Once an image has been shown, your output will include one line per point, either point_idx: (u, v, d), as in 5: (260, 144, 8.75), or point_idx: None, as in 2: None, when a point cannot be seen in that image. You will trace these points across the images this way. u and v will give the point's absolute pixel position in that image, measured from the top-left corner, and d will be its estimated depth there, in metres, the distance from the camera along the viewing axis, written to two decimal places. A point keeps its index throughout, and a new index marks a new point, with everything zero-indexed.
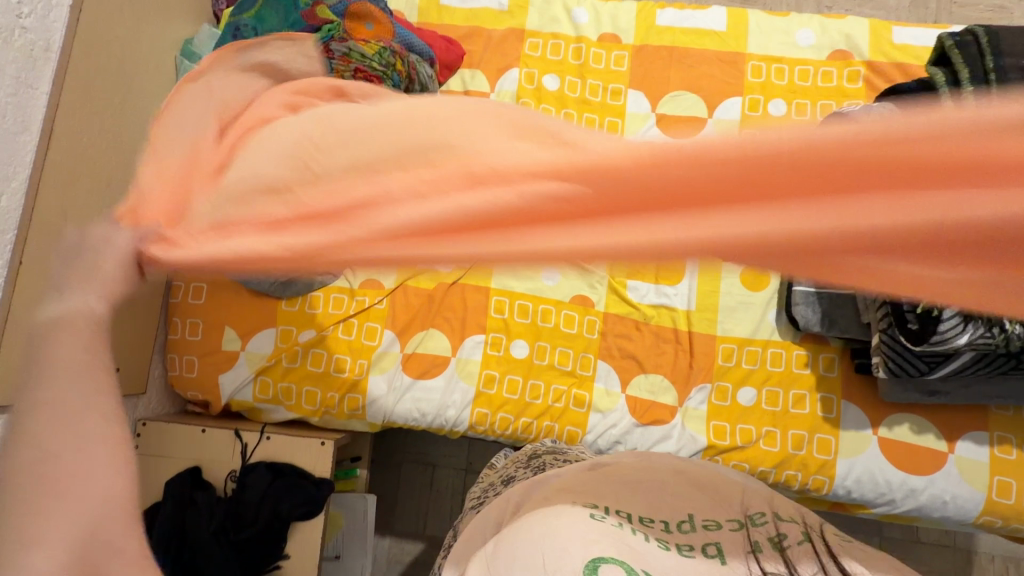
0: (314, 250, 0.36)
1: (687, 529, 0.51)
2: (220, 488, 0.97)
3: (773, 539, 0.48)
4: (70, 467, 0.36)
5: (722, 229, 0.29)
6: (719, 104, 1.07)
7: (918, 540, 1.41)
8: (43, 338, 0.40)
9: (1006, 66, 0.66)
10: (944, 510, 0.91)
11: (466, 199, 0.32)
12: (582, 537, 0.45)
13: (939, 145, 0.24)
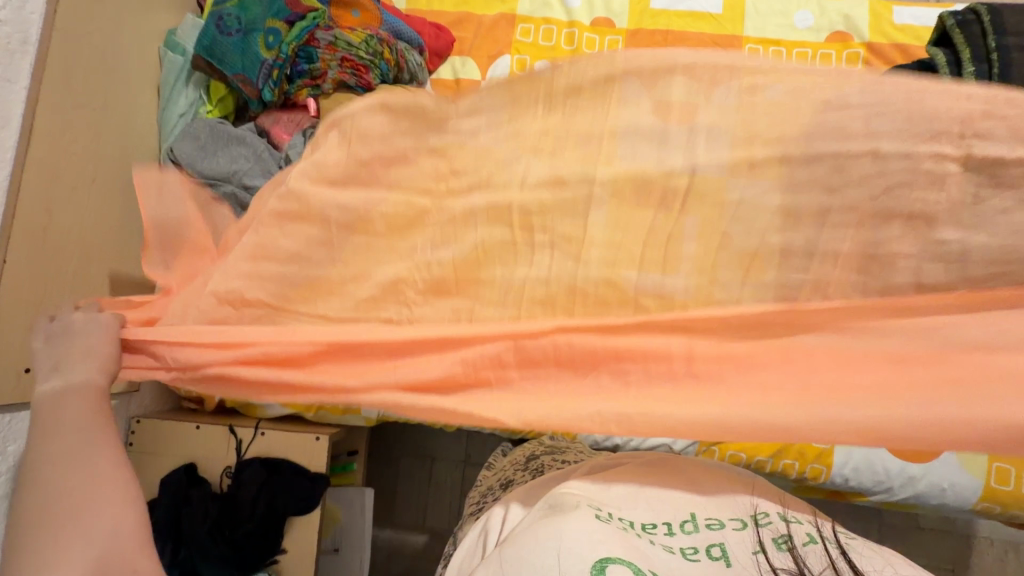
0: (340, 387, 0.54)
1: (690, 528, 0.57)
2: (216, 485, 0.97)
3: (774, 543, 0.54)
4: (88, 505, 0.50)
5: (583, 377, 0.51)
6: None
7: (917, 526, 1.41)
8: (52, 407, 0.54)
9: (1009, 46, 0.64)
10: (943, 498, 0.90)
11: (434, 363, 0.53)
12: (594, 538, 0.49)
13: (695, 332, 0.50)
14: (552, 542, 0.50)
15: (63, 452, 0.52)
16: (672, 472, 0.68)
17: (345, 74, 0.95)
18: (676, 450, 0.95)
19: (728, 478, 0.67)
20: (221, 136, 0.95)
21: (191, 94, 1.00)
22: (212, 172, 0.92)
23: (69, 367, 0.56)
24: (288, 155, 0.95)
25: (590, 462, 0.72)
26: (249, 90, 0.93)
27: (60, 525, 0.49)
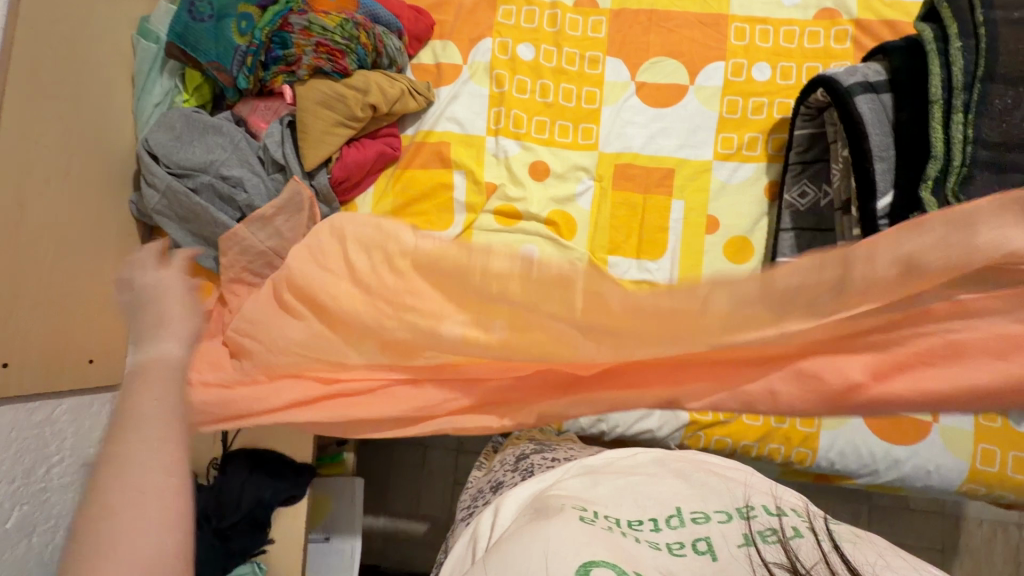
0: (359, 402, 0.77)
1: (677, 523, 0.57)
2: (202, 477, 0.97)
3: (760, 534, 0.54)
4: (143, 501, 0.43)
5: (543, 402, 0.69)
6: (701, 71, 1.04)
7: (908, 507, 1.41)
8: (135, 376, 0.51)
9: (995, 73, 0.71)
10: (928, 480, 0.90)
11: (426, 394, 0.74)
12: (578, 540, 0.50)
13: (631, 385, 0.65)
14: (538, 548, 0.50)
15: (134, 433, 0.46)
16: (657, 468, 0.69)
17: (320, 60, 0.92)
18: (660, 435, 0.96)
19: (713, 471, 0.68)
20: (197, 125, 0.94)
21: (166, 84, 0.99)
22: (189, 163, 0.92)
23: (160, 337, 0.56)
24: (266, 145, 0.95)
25: (576, 462, 0.73)
26: (224, 78, 0.92)
27: (92, 527, 0.41)
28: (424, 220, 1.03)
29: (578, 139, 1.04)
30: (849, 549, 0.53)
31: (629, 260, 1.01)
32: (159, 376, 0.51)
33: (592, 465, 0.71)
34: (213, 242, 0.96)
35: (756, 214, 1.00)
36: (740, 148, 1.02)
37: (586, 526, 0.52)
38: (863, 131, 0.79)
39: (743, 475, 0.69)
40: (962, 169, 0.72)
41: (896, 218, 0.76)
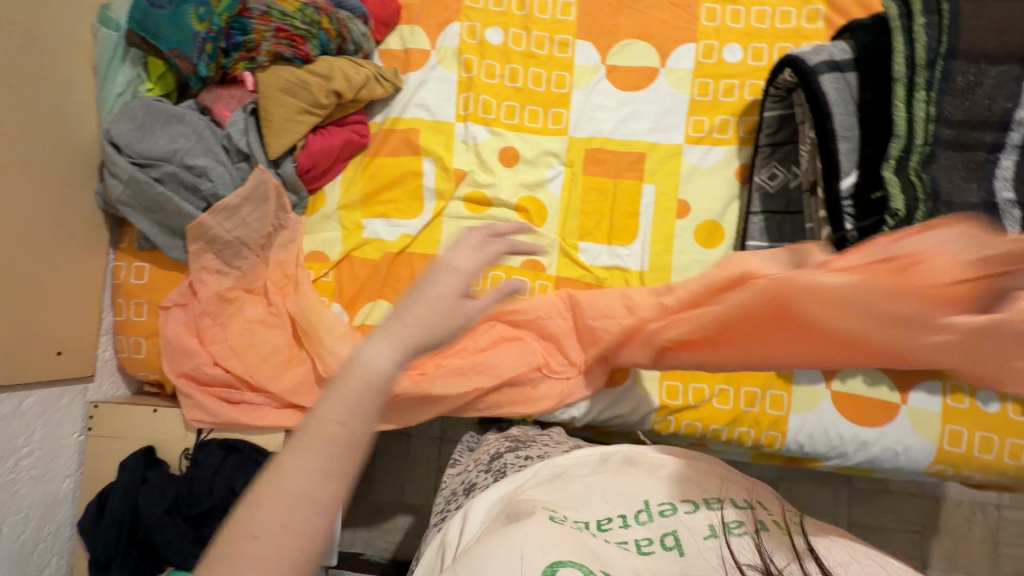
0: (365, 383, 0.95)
1: (645, 518, 0.58)
2: (175, 467, 0.97)
3: (725, 524, 0.56)
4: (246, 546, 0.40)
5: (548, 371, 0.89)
6: (672, 53, 1.02)
7: (887, 489, 1.42)
8: (340, 378, 0.44)
9: (955, 50, 0.71)
10: (897, 461, 0.91)
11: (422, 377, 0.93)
12: (545, 541, 0.49)
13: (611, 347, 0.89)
14: (507, 547, 0.49)
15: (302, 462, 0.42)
16: (624, 463, 0.69)
17: (281, 45, 0.91)
18: (631, 422, 0.96)
19: (678, 462, 0.69)
20: (160, 114, 0.93)
21: (129, 73, 0.98)
22: (151, 153, 0.91)
23: (384, 338, 0.46)
24: (229, 133, 0.93)
25: (546, 461, 0.73)
26: (184, 65, 0.90)
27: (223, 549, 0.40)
28: (394, 207, 1.02)
29: (548, 124, 1.03)
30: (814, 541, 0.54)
31: (600, 246, 1.00)
32: (360, 396, 0.44)
33: (562, 464, 0.71)
34: (180, 233, 0.96)
35: (727, 197, 0.99)
36: (711, 131, 1.01)
37: (554, 527, 0.52)
38: (827, 111, 0.77)
39: (705, 462, 0.70)
40: (924, 148, 0.71)
41: (859, 199, 0.75)
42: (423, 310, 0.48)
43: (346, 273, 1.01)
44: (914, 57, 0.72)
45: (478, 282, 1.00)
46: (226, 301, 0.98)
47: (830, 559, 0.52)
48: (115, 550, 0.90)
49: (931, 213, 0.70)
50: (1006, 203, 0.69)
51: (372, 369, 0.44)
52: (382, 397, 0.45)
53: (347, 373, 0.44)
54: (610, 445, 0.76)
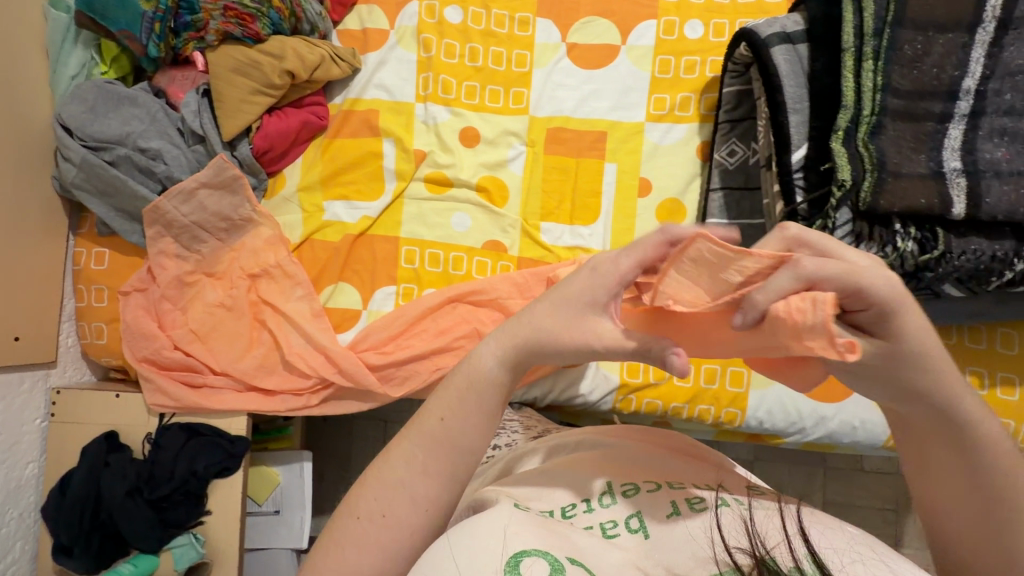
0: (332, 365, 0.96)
1: (608, 501, 0.54)
2: (138, 452, 0.97)
3: (688, 501, 0.53)
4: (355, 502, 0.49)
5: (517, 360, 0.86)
6: (632, 29, 1.01)
7: (862, 468, 1.42)
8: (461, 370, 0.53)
9: (902, 16, 0.70)
10: (855, 436, 0.91)
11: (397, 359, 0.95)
12: (503, 530, 0.46)
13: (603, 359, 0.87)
14: (471, 540, 0.46)
15: (410, 437, 0.52)
16: (585, 448, 0.64)
17: (229, 24, 0.91)
18: (592, 401, 0.97)
19: (642, 442, 0.64)
20: (111, 96, 0.92)
21: (81, 55, 0.96)
22: (103, 135, 0.91)
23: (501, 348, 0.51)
24: (183, 115, 0.93)
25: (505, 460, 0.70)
26: (134, 47, 0.90)
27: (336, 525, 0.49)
28: (355, 189, 1.02)
29: (508, 104, 1.02)
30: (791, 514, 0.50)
31: (562, 225, 1.00)
32: (468, 389, 0.51)
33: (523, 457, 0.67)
34: (137, 217, 0.95)
35: (689, 174, 0.99)
36: (672, 109, 1.00)
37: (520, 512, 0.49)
38: (778, 83, 0.77)
39: (665, 429, 0.67)
40: (871, 118, 0.71)
41: (809, 171, 0.75)
42: (557, 324, 0.49)
43: (306, 254, 1.01)
44: (862, 26, 0.71)
45: (439, 263, 1.00)
46: (187, 286, 0.97)
47: (821, 539, 0.48)
48: (77, 535, 0.90)
49: (878, 182, 0.69)
50: (952, 172, 0.68)
51: (480, 367, 0.51)
52: (487, 393, 0.51)
53: (464, 366, 0.52)
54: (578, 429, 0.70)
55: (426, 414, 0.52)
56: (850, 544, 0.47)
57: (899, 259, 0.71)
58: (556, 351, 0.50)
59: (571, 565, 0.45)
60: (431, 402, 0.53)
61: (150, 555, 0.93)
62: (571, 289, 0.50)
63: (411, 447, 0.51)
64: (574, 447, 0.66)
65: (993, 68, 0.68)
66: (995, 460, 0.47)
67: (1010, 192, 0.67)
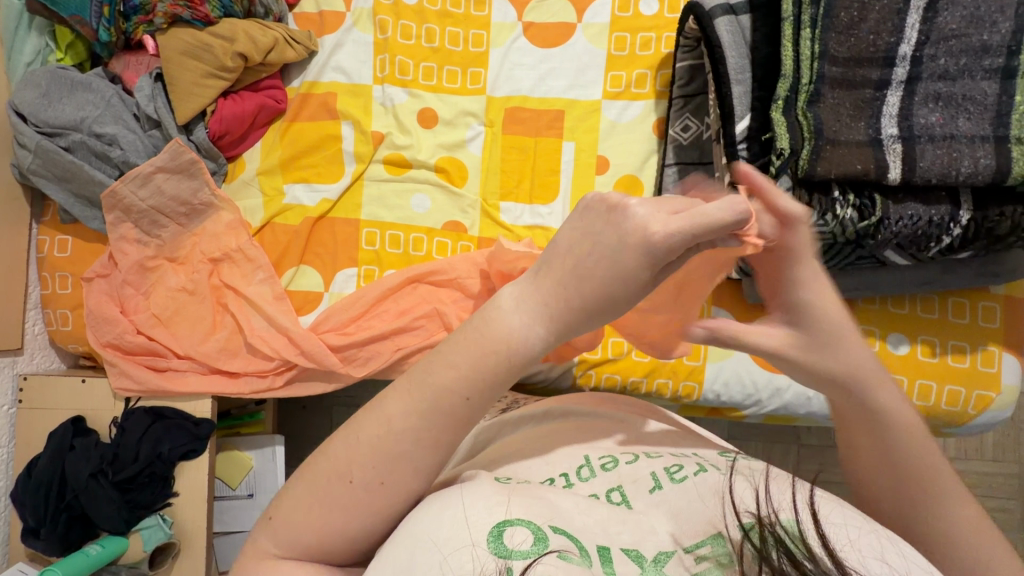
0: (294, 349, 0.96)
1: (587, 474, 0.53)
2: (105, 435, 0.99)
3: (668, 471, 0.51)
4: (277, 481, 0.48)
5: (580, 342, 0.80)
6: (588, 6, 1.01)
7: (834, 445, 1.31)
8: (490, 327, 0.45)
9: None
10: (810, 406, 0.92)
11: (368, 344, 0.96)
12: (493, 498, 0.45)
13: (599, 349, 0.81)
14: (447, 511, 0.43)
15: (416, 403, 0.44)
16: (555, 420, 0.62)
17: (177, 7, 0.91)
18: (554, 379, 0.98)
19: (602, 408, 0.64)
20: (64, 82, 0.94)
21: (35, 42, 0.96)
22: (58, 121, 0.92)
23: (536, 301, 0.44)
24: (137, 100, 0.95)
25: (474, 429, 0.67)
26: (86, 32, 0.92)
27: None
28: (315, 172, 1.02)
29: (466, 84, 1.03)
30: (800, 486, 0.49)
31: (522, 205, 1.00)
32: (489, 356, 0.44)
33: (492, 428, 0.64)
34: (96, 202, 0.96)
35: (646, 151, 0.99)
36: (629, 86, 1.00)
37: (492, 484, 0.47)
38: (721, 55, 0.77)
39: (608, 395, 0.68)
40: (809, 87, 0.71)
41: (752, 141, 0.75)
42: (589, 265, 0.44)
43: (268, 237, 1.01)
44: None
45: (400, 245, 1.01)
46: (149, 271, 0.98)
47: (826, 507, 0.46)
48: (44, 517, 0.92)
49: (816, 150, 0.69)
50: (889, 139, 0.69)
51: (501, 324, 0.44)
52: (512, 367, 0.45)
53: (484, 323, 0.45)
54: (538, 402, 0.69)
55: (444, 386, 0.44)
56: (852, 517, 0.45)
57: (839, 227, 0.73)
58: (576, 331, 0.45)
59: (554, 535, 0.44)
60: (444, 356, 0.45)
61: (119, 536, 0.94)
62: (614, 267, 0.43)
63: (407, 412, 0.44)
64: (544, 418, 0.64)
65: (928, 33, 0.69)
66: (916, 454, 0.47)
67: (943, 155, 0.68)
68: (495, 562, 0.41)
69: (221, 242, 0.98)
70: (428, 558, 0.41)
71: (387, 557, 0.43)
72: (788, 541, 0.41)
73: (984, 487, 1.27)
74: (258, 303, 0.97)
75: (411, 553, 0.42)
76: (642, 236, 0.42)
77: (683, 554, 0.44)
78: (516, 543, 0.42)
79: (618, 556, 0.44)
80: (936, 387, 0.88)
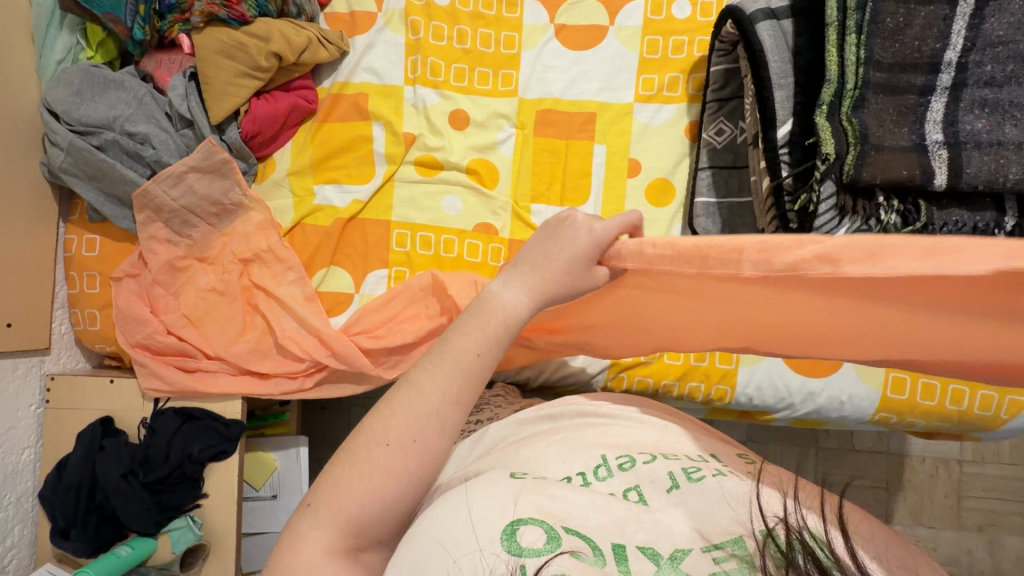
0: (324, 353, 0.96)
1: (604, 474, 0.52)
2: (134, 436, 0.98)
3: (684, 471, 0.51)
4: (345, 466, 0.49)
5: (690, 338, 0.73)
6: (621, 10, 1.01)
7: (853, 448, 1.31)
8: (477, 304, 0.56)
9: None
10: (843, 410, 0.93)
11: (396, 349, 0.96)
12: (505, 498, 0.47)
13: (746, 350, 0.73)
14: (460, 517, 0.46)
15: (441, 367, 0.52)
16: (573, 418, 0.62)
17: (214, 6, 0.91)
18: (585, 378, 0.97)
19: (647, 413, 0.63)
20: (98, 81, 0.94)
21: (67, 40, 0.96)
22: (91, 120, 0.92)
23: (511, 280, 0.58)
24: (170, 99, 0.95)
25: (488, 427, 0.67)
26: (120, 30, 0.91)
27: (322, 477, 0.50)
28: (345, 173, 1.02)
29: (498, 86, 1.02)
30: (829, 500, 0.50)
31: (552, 207, 1.00)
32: (495, 323, 0.55)
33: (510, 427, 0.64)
34: (126, 202, 0.95)
35: (679, 155, 0.99)
36: (661, 89, 1.00)
37: (509, 484, 0.49)
38: (763, 59, 0.78)
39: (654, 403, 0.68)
40: (855, 92, 0.71)
41: (794, 146, 0.76)
42: (552, 251, 0.58)
43: (299, 239, 1.01)
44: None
45: (431, 246, 1.01)
46: (178, 271, 0.97)
47: (855, 528, 0.47)
48: (74, 518, 0.91)
49: (862, 155, 0.69)
50: (934, 145, 0.69)
51: (498, 301, 0.56)
52: (512, 332, 0.56)
53: (481, 303, 0.56)
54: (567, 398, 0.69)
55: (460, 348, 0.53)
56: (878, 536, 0.47)
57: (882, 233, 0.74)
58: (556, 299, 0.58)
59: (566, 535, 0.45)
60: (455, 332, 0.54)
61: (148, 538, 0.94)
62: (577, 249, 0.58)
63: (431, 377, 0.52)
64: (560, 417, 0.63)
65: (974, 40, 0.68)
66: None
67: (990, 163, 0.68)
68: (506, 561, 0.43)
69: (254, 243, 0.98)
70: (439, 555, 0.44)
71: (411, 555, 0.45)
72: (813, 543, 0.41)
73: (1000, 490, 1.28)
74: (290, 304, 0.96)
75: (425, 551, 0.45)
76: (590, 232, 0.58)
77: (700, 553, 0.44)
78: (528, 542, 0.44)
79: (633, 555, 0.44)
80: (967, 391, 0.90)
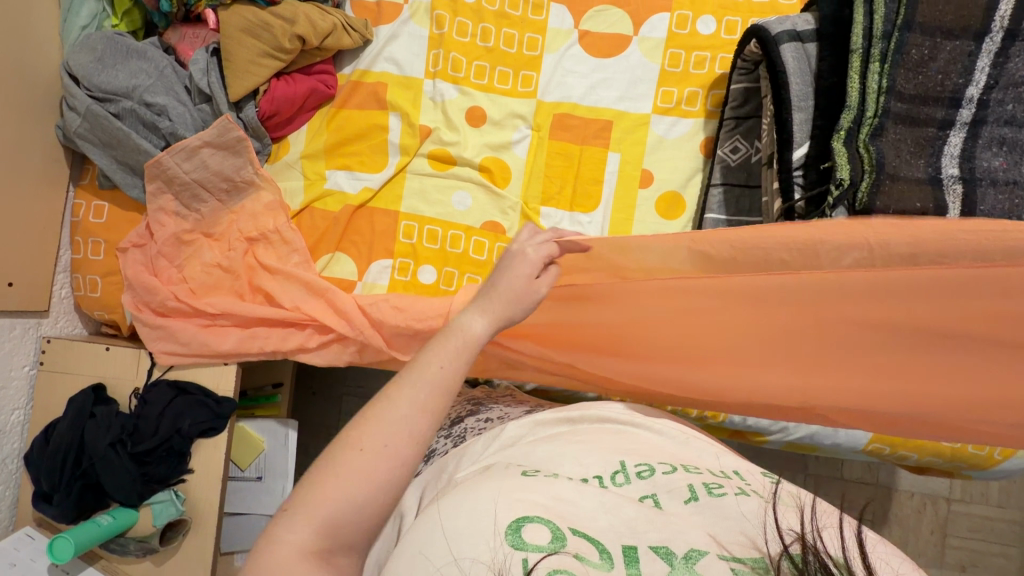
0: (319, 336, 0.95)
1: (621, 480, 0.51)
2: (125, 405, 0.98)
3: (705, 485, 0.51)
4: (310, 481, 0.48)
5: None
6: (646, 21, 1.02)
7: (841, 477, 1.30)
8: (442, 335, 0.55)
9: (911, 20, 0.70)
10: (836, 438, 0.92)
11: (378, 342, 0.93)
12: (514, 494, 0.47)
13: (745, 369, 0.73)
14: (470, 505, 0.46)
15: (410, 382, 0.51)
16: (592, 423, 0.62)
17: None
18: None
19: (672, 425, 0.63)
20: (120, 48, 0.94)
21: (93, 6, 0.97)
22: (110, 87, 0.93)
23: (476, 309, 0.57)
24: (191, 72, 0.95)
25: (505, 425, 0.65)
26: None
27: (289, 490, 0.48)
28: (359, 161, 1.02)
29: (517, 86, 1.02)
30: (847, 522, 0.50)
31: (562, 211, 1.00)
32: (456, 349, 0.54)
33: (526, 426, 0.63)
34: (138, 170, 0.95)
35: (693, 168, 0.99)
36: (679, 103, 1.00)
37: (517, 481, 0.49)
38: (785, 81, 0.78)
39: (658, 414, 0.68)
40: (874, 120, 0.71)
41: (809, 169, 0.76)
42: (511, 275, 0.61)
43: (306, 222, 1.01)
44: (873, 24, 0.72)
45: (437, 240, 1.00)
46: (184, 244, 0.97)
47: (874, 551, 0.46)
48: (57, 484, 0.91)
49: (875, 184, 0.69)
50: (950, 179, 0.69)
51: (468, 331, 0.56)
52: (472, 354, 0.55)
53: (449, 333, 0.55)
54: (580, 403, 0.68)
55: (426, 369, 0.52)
56: (899, 562, 0.46)
57: None
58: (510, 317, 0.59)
59: (571, 536, 0.44)
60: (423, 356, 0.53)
61: (129, 509, 0.93)
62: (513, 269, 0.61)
63: (399, 391, 0.51)
64: (579, 421, 0.63)
65: (997, 77, 0.68)
66: None
67: (1003, 202, 0.68)
68: (512, 553, 0.42)
69: (261, 222, 0.98)
70: (443, 542, 0.44)
71: (418, 544, 0.45)
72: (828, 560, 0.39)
73: (986, 532, 1.27)
74: (292, 285, 0.96)
75: (431, 538, 0.45)
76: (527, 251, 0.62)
77: (716, 558, 0.43)
78: (531, 537, 0.43)
79: (644, 556, 0.43)
80: None
